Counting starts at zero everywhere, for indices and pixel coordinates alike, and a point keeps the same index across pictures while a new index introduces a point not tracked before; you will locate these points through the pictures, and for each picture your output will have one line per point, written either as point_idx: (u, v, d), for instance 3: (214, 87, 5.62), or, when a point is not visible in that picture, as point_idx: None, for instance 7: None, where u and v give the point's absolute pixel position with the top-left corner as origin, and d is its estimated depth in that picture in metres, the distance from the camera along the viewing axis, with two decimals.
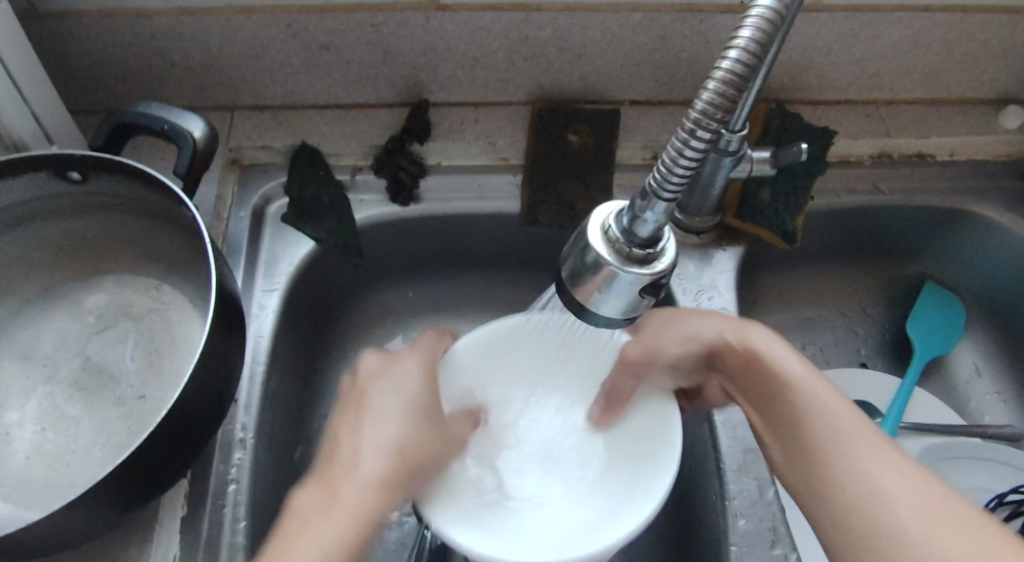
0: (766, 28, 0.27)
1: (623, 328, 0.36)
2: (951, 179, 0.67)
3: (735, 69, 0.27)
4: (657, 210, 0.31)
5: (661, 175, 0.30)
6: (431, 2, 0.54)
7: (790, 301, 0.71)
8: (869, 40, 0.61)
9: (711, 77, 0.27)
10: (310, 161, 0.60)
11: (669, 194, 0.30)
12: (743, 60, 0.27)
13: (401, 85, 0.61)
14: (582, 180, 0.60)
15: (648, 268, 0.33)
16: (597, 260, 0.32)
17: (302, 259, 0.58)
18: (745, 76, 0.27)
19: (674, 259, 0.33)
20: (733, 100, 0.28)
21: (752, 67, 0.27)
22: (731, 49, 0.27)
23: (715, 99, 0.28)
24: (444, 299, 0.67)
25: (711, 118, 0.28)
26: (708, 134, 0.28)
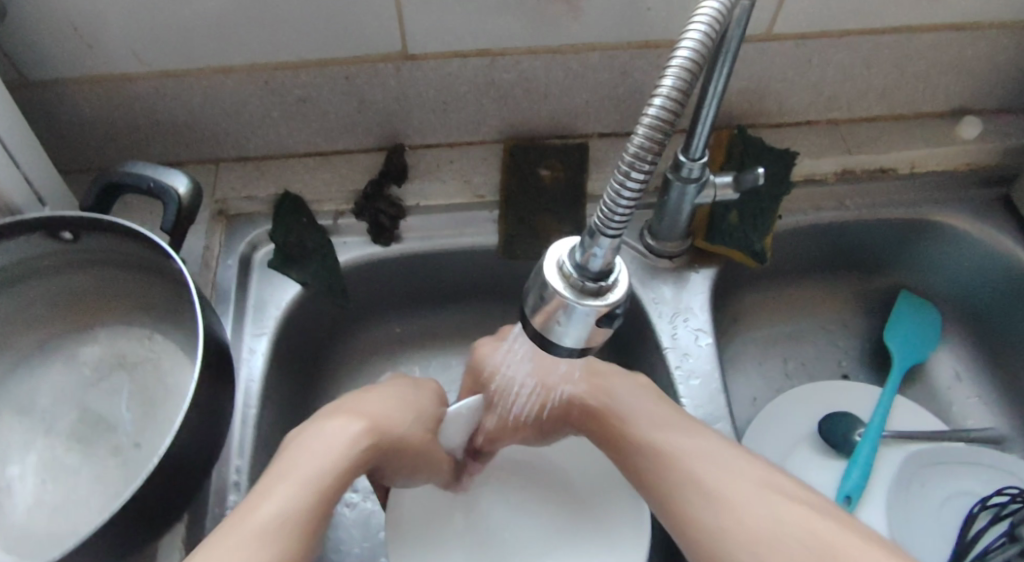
0: (686, 76, 0.30)
1: (587, 356, 0.38)
2: (913, 192, 0.70)
3: (661, 115, 0.30)
4: (603, 247, 0.33)
5: (603, 215, 0.32)
6: (400, 53, 0.57)
7: (768, 317, 0.73)
8: (822, 65, 0.64)
9: (640, 118, 0.29)
10: (293, 209, 0.63)
11: (612, 233, 0.32)
12: (667, 106, 0.30)
13: (377, 132, 0.63)
14: (556, 213, 0.63)
15: (601, 299, 0.34)
16: (554, 294, 0.34)
17: (289, 302, 0.60)
18: (670, 119, 0.30)
19: (627, 288, 0.35)
20: (662, 143, 0.30)
21: (677, 110, 0.30)
22: (656, 97, 0.30)
23: (645, 142, 0.30)
24: (432, 334, 0.69)
25: (644, 160, 0.30)
26: (643, 175, 0.30)
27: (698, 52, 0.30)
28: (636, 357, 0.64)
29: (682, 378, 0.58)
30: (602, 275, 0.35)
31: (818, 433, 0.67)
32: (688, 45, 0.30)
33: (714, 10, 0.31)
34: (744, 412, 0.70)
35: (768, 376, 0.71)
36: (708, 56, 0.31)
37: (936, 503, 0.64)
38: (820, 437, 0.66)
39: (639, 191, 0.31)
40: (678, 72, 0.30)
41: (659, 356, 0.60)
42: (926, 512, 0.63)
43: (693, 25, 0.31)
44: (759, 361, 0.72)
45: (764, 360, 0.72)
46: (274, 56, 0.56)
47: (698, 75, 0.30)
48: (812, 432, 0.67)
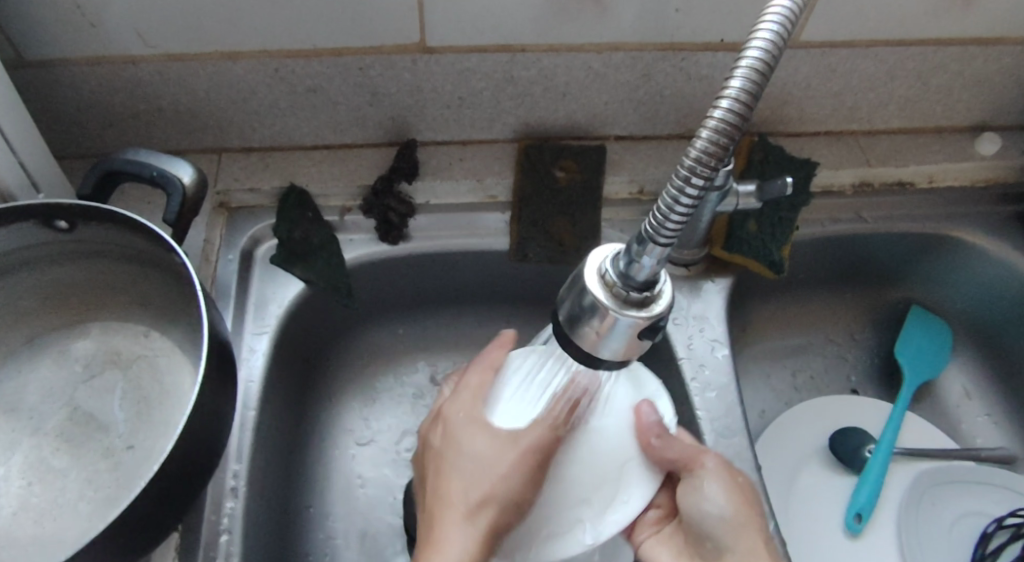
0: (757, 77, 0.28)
1: (624, 366, 0.36)
2: (930, 206, 0.69)
3: (726, 118, 0.28)
4: (652, 256, 0.31)
5: (656, 221, 0.30)
6: (418, 45, 0.55)
7: (779, 329, 0.72)
8: (846, 74, 0.62)
9: (704, 125, 0.27)
10: (297, 202, 0.60)
11: (665, 242, 0.30)
12: (736, 108, 0.28)
13: (388, 126, 0.61)
14: (570, 216, 0.61)
15: (646, 311, 0.33)
16: (595, 303, 0.33)
17: (292, 300, 0.58)
18: (737, 124, 0.28)
19: (672, 299, 0.34)
20: (726, 147, 0.28)
21: (743, 117, 0.28)
22: (722, 98, 0.28)
23: (708, 145, 0.28)
24: (436, 337, 0.66)
25: (705, 166, 0.29)
26: (703, 181, 0.29)
27: (772, 47, 0.28)
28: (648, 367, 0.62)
29: (698, 390, 0.57)
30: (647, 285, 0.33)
31: (827, 448, 0.65)
32: (762, 40, 0.28)
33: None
34: (754, 426, 0.68)
35: (778, 389, 0.70)
36: (783, 50, 0.28)
37: (947, 522, 0.63)
38: (830, 453, 0.65)
39: (696, 199, 0.29)
40: (748, 71, 0.28)
41: (673, 367, 0.59)
42: (938, 531, 0.62)
43: (769, 12, 0.28)
44: (769, 373, 0.71)
45: (774, 372, 0.71)
46: (285, 43, 0.54)
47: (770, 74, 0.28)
48: (821, 447, 0.66)
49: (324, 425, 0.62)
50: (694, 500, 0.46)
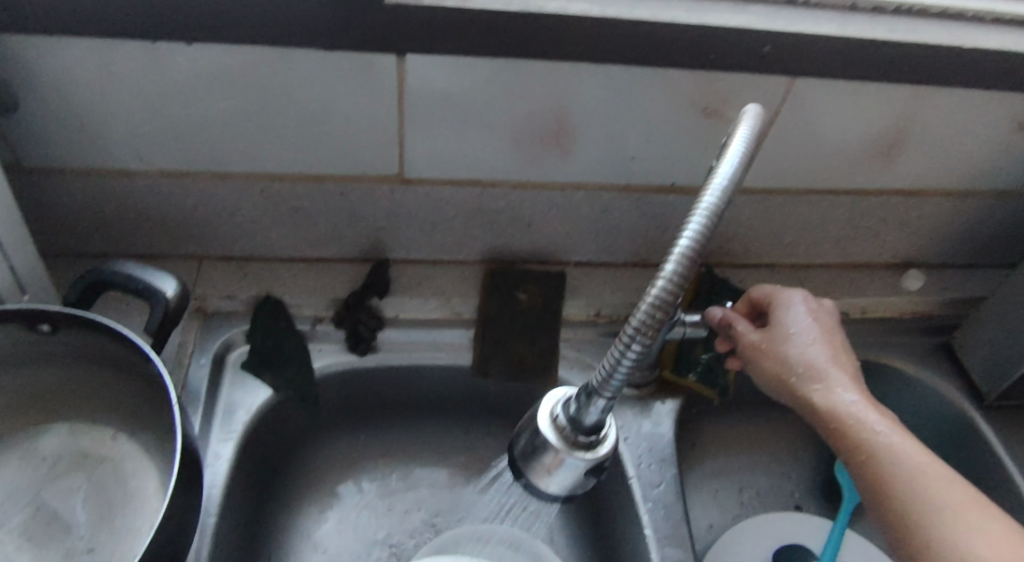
0: (690, 255, 0.34)
1: (570, 499, 0.41)
2: (863, 336, 0.74)
3: (661, 295, 0.34)
4: (597, 406, 0.37)
5: (601, 379, 0.36)
6: (396, 176, 0.60)
7: (727, 445, 0.76)
8: (785, 216, 0.69)
9: (647, 296, 0.33)
10: (272, 313, 0.63)
11: (608, 396, 0.36)
12: (669, 288, 0.34)
13: (363, 245, 0.65)
14: (531, 335, 0.65)
15: (592, 453, 0.38)
16: (546, 443, 0.38)
17: (259, 407, 0.60)
18: (673, 294, 0.34)
19: (614, 443, 0.39)
20: (661, 319, 0.34)
21: (678, 288, 0.33)
22: (659, 278, 0.34)
23: (647, 316, 0.34)
24: (395, 446, 0.68)
25: (644, 334, 0.34)
26: (643, 346, 0.34)
27: (704, 231, 0.34)
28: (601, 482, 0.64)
29: (648, 509, 0.59)
30: (593, 428, 0.38)
31: None
32: (695, 225, 0.34)
33: (721, 189, 0.35)
34: (701, 542, 0.70)
35: (725, 505, 0.73)
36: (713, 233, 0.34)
37: None
38: None
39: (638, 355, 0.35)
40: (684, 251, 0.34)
41: (623, 485, 0.61)
42: None
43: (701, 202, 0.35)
44: (718, 489, 0.74)
45: (722, 488, 0.74)
46: (274, 168, 0.59)
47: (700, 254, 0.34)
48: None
49: (280, 531, 0.62)
50: (771, 366, 0.51)
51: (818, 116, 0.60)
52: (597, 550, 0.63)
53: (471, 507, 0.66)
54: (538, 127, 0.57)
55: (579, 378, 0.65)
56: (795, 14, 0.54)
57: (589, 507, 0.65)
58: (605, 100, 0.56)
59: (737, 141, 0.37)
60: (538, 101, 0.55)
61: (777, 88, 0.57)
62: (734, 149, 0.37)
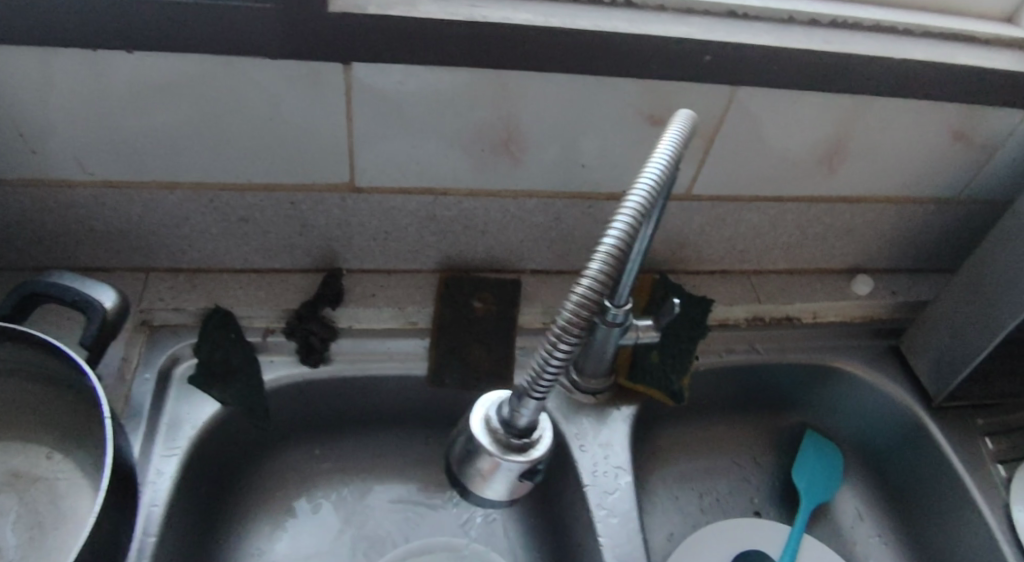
0: (615, 253, 0.34)
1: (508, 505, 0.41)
2: (814, 340, 0.76)
3: (588, 295, 0.33)
4: (529, 408, 0.36)
5: (532, 378, 0.35)
6: (348, 185, 0.60)
7: (687, 451, 0.76)
8: (735, 222, 0.70)
9: (575, 292, 0.33)
10: (221, 324, 0.62)
11: (539, 395, 0.36)
12: (595, 286, 0.33)
13: (316, 254, 0.65)
14: (486, 343, 0.65)
15: (527, 455, 0.38)
16: (481, 448, 0.38)
17: (204, 422, 0.58)
18: (600, 291, 0.33)
19: (549, 444, 0.39)
20: (588, 318, 0.33)
21: (605, 286, 0.33)
22: (584, 277, 0.33)
23: (574, 315, 0.33)
24: (351, 459, 0.67)
25: (570, 333, 0.33)
26: (569, 346, 0.34)
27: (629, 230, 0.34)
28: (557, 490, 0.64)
29: (602, 516, 0.59)
30: (527, 431, 0.38)
31: None
32: (621, 223, 0.34)
33: (647, 188, 0.35)
34: (659, 548, 0.70)
35: (685, 512, 0.73)
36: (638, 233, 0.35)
37: None
38: None
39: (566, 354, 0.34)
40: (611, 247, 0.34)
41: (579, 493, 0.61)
42: None
43: (627, 200, 0.35)
44: (678, 495, 0.73)
45: (682, 495, 0.74)
46: (222, 177, 0.58)
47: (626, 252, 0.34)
48: None
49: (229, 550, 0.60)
50: None
51: (763, 125, 0.61)
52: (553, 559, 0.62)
53: (428, 520, 0.65)
54: (488, 134, 0.57)
55: None
56: (734, 27, 0.55)
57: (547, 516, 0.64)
58: (554, 109, 0.56)
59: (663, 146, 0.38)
60: (487, 110, 0.56)
61: (721, 96, 0.58)
62: (660, 151, 0.37)
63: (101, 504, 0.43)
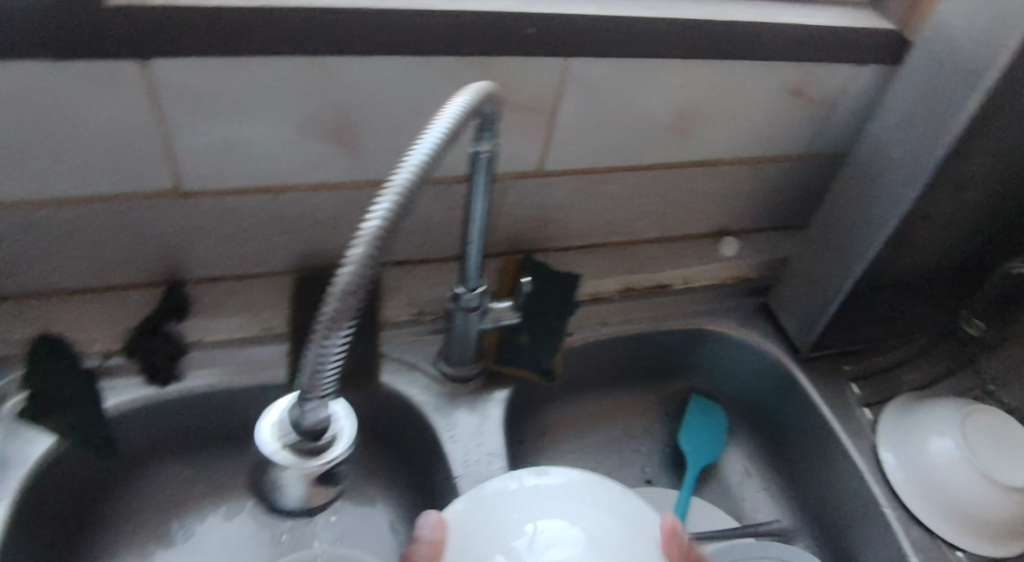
0: (375, 239, 0.34)
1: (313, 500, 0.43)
2: (687, 306, 0.75)
3: (346, 284, 0.34)
4: (313, 411, 0.39)
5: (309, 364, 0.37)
6: (175, 190, 0.56)
7: (574, 428, 0.76)
8: (596, 196, 0.69)
9: (336, 281, 0.33)
10: (52, 351, 0.57)
11: (322, 383, 0.37)
12: (353, 274, 0.34)
13: (156, 266, 0.61)
14: (347, 342, 0.64)
15: (322, 457, 0.41)
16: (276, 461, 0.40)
17: (38, 459, 0.54)
18: (366, 276, 0.34)
19: (345, 439, 0.43)
20: (349, 307, 0.35)
21: (364, 275, 0.34)
22: (343, 267, 0.34)
23: (335, 304, 0.34)
24: (221, 476, 0.64)
25: (334, 323, 0.35)
26: (336, 334, 0.35)
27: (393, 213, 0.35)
28: (434, 485, 0.62)
29: None
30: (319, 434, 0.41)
31: None
32: (383, 207, 0.34)
33: (414, 167, 0.35)
34: None
35: None
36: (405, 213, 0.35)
37: None
38: None
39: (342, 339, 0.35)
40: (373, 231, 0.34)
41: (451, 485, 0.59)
42: None
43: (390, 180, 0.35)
44: (567, 473, 0.73)
45: (572, 473, 0.74)
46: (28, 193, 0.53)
47: (392, 234, 0.35)
48: None
49: None
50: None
51: (604, 95, 0.61)
52: None
53: (308, 530, 0.63)
54: (317, 123, 0.55)
55: (403, 381, 0.65)
56: None
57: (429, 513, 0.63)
58: (383, 94, 0.55)
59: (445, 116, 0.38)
60: (311, 98, 0.53)
61: (554, 68, 0.57)
62: (437, 126, 0.37)
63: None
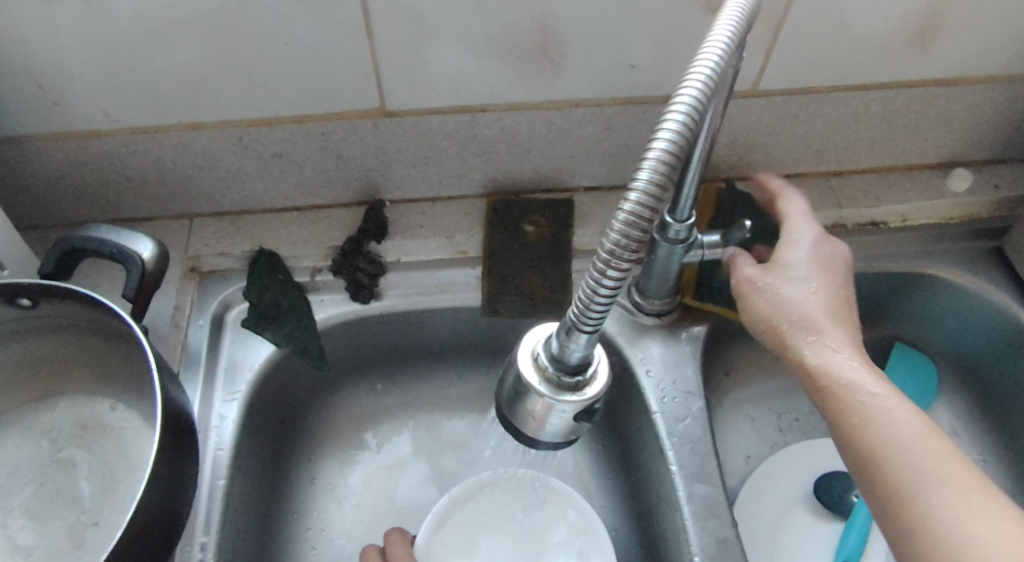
0: (670, 155, 0.29)
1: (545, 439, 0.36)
2: (901, 245, 0.68)
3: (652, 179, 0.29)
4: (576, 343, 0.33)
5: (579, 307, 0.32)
6: (378, 110, 0.55)
7: (760, 371, 0.74)
8: (810, 118, 0.62)
9: (614, 221, 0.28)
10: (269, 266, 0.61)
11: (589, 326, 0.32)
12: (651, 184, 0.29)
13: (357, 186, 0.62)
14: (541, 269, 0.62)
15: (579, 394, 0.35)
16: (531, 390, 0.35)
17: (262, 364, 0.58)
18: (650, 206, 0.29)
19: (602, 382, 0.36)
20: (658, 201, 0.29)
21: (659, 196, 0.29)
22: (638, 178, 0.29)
23: (627, 231, 0.29)
24: (418, 392, 0.69)
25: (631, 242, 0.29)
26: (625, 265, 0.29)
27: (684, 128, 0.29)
28: (623, 406, 0.63)
29: (674, 444, 0.57)
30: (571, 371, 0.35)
31: (813, 494, 0.66)
32: (672, 124, 0.28)
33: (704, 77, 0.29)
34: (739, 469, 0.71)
35: (764, 432, 0.72)
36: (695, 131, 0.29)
37: None
38: (816, 498, 0.66)
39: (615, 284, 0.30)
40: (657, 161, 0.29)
41: (648, 420, 0.59)
42: None
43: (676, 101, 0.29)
44: (755, 416, 0.72)
45: (759, 415, 0.72)
46: (245, 113, 0.54)
47: (683, 154, 0.29)
48: (807, 493, 0.66)
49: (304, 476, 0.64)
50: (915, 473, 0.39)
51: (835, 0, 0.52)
52: (629, 491, 0.63)
53: (502, 456, 0.67)
54: (515, 46, 0.51)
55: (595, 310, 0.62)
56: None
57: (624, 453, 0.64)
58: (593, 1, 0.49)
59: (721, 24, 0.31)
60: (510, 8, 0.49)
61: None
62: (720, 30, 0.31)
63: (146, 481, 0.41)
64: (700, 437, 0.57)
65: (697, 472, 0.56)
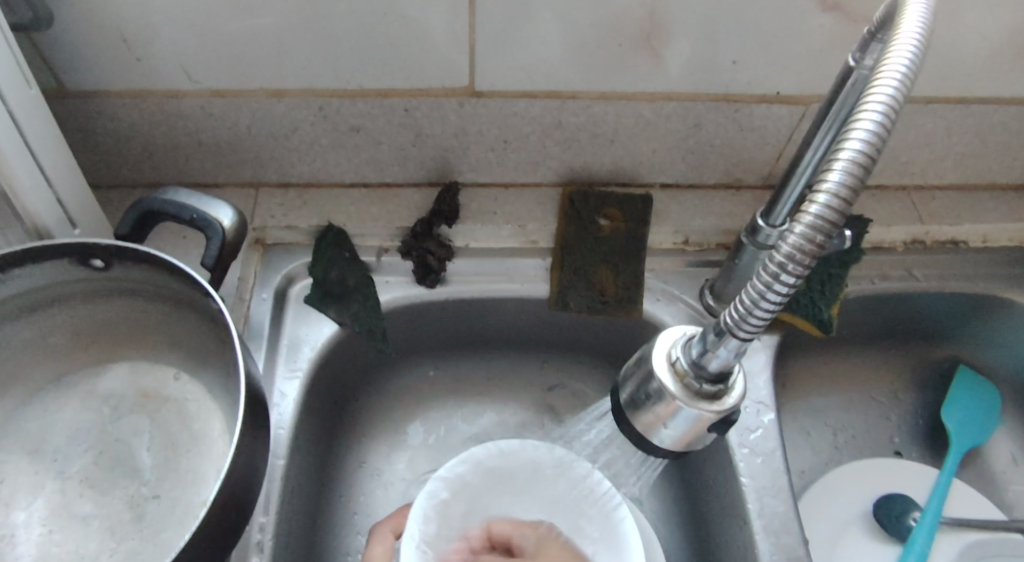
0: (861, 163, 0.28)
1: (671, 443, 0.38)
2: (979, 267, 0.66)
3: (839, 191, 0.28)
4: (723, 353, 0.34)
5: (739, 314, 0.32)
6: (466, 89, 0.53)
7: (818, 386, 0.70)
8: (903, 129, 0.60)
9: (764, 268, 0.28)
10: (335, 243, 0.59)
11: (744, 336, 0.32)
12: (838, 195, 0.28)
13: (430, 166, 0.60)
14: (614, 264, 0.60)
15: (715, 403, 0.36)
16: (665, 391, 0.36)
17: (324, 344, 0.57)
18: (833, 220, 0.28)
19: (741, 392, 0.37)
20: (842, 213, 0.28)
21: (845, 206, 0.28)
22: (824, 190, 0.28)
23: (805, 240, 0.29)
24: (469, 381, 0.66)
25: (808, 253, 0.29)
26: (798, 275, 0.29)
27: (879, 129, 0.28)
28: None
29: (744, 455, 0.55)
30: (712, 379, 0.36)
31: (871, 511, 0.64)
32: (864, 130, 0.28)
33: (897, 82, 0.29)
34: None
35: (818, 447, 0.68)
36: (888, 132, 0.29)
37: None
38: (873, 516, 0.63)
39: (788, 290, 0.30)
40: (849, 163, 0.28)
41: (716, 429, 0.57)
42: None
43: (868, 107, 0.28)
44: (811, 430, 0.69)
45: (814, 430, 0.69)
46: (330, 83, 0.52)
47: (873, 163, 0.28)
48: (865, 511, 0.64)
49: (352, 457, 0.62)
50: None
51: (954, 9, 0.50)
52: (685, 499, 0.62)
53: None
54: (619, 34, 0.49)
55: (665, 310, 0.60)
56: None
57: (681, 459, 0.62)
58: None
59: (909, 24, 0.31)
60: None
61: None
62: (907, 34, 0.30)
63: None
64: (772, 450, 0.56)
65: (766, 486, 0.54)
